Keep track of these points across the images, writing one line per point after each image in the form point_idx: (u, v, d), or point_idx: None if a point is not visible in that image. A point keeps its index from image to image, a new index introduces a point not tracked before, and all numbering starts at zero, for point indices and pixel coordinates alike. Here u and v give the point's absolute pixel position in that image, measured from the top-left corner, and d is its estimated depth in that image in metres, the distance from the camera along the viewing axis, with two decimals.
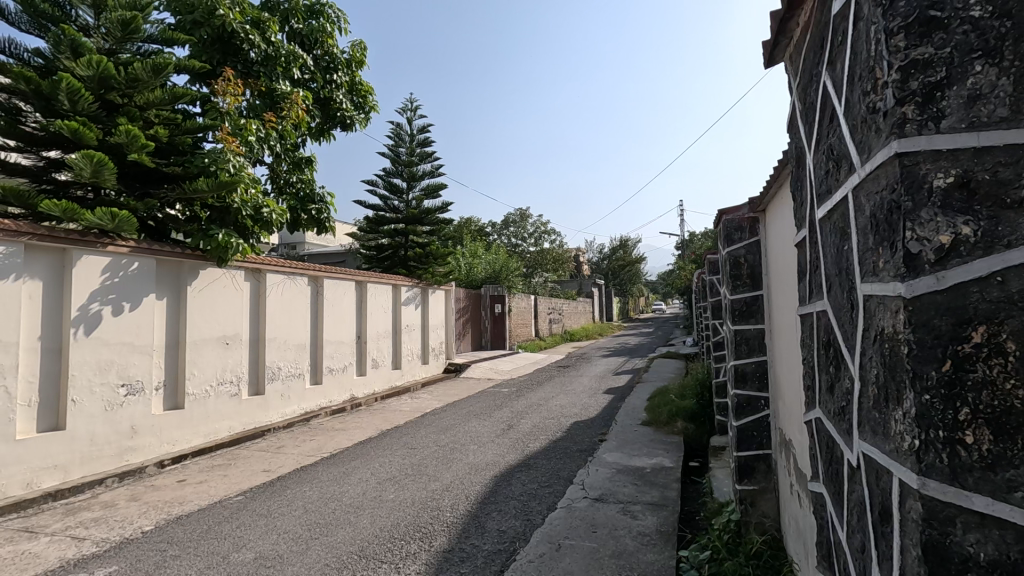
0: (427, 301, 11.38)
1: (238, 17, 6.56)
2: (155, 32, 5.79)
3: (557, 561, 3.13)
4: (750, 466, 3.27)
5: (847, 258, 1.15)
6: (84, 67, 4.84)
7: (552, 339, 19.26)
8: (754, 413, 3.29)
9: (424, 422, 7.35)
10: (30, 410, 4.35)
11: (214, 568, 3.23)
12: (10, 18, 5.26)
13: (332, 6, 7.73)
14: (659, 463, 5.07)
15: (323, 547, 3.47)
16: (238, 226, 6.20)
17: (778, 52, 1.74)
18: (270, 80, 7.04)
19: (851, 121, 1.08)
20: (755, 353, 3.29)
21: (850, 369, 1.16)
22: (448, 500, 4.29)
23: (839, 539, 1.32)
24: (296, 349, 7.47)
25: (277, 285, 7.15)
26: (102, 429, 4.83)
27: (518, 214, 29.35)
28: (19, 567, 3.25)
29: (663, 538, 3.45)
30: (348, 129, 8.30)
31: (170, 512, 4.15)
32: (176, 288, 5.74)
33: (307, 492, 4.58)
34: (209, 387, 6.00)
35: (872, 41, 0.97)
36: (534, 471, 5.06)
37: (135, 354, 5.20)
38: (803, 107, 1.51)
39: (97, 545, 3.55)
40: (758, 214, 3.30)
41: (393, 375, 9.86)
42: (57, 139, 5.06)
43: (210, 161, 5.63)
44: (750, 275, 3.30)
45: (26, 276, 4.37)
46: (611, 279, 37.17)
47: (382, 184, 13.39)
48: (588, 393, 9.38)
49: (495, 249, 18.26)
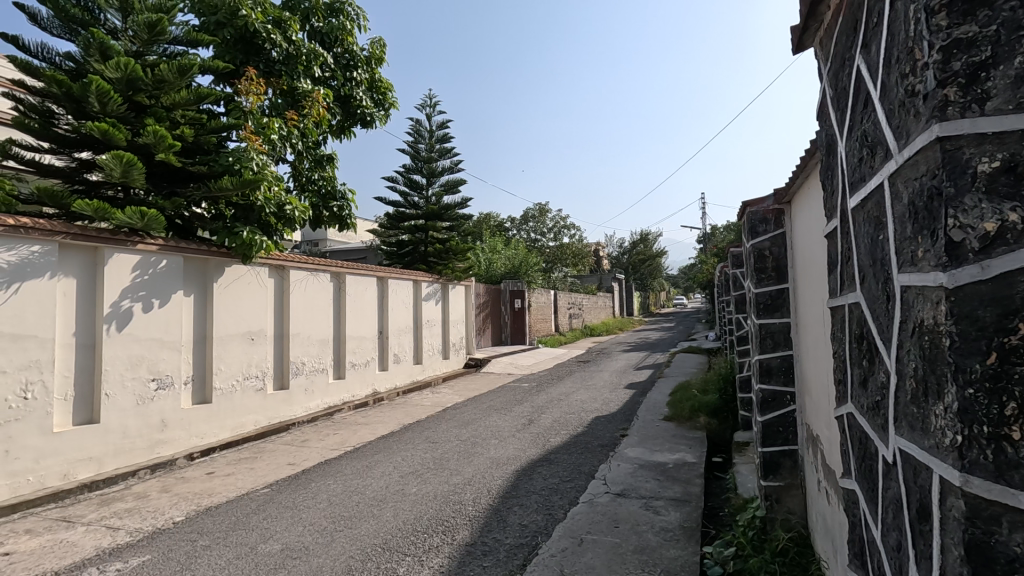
0: (448, 296, 11.43)
1: (260, 17, 6.64)
2: (180, 33, 5.88)
3: (579, 556, 3.12)
4: (776, 462, 3.22)
5: (882, 248, 1.11)
6: (113, 70, 4.95)
7: (572, 334, 19.20)
8: (780, 409, 3.24)
9: (446, 417, 7.39)
10: (66, 403, 4.49)
11: (242, 559, 3.29)
12: (42, 23, 5.42)
13: (351, 4, 7.78)
14: (682, 458, 5.02)
15: (347, 540, 3.52)
16: (261, 224, 6.32)
17: (807, 37, 1.70)
18: (292, 79, 7.10)
19: (888, 105, 1.04)
20: (781, 347, 3.23)
21: (886, 362, 1.12)
22: (470, 494, 4.31)
23: (874, 537, 1.29)
24: (319, 344, 7.57)
25: (301, 282, 7.24)
26: (134, 421, 4.97)
27: (538, 209, 29.36)
28: (59, 555, 3.37)
29: (686, 533, 3.42)
30: (368, 126, 8.36)
31: (200, 504, 4.25)
32: (203, 284, 5.86)
33: (332, 485, 4.65)
34: (235, 381, 6.12)
35: (911, 20, 0.93)
36: (555, 465, 5.06)
37: (164, 349, 5.33)
38: (834, 94, 1.46)
39: (131, 535, 3.66)
40: (783, 205, 3.23)
41: (415, 370, 9.95)
42: (88, 140, 5.20)
43: (234, 160, 5.74)
44: (775, 268, 3.25)
45: (60, 274, 4.51)
46: (631, 273, 36.89)
47: (402, 180, 13.50)
48: (609, 388, 9.34)
49: (515, 244, 18.27)
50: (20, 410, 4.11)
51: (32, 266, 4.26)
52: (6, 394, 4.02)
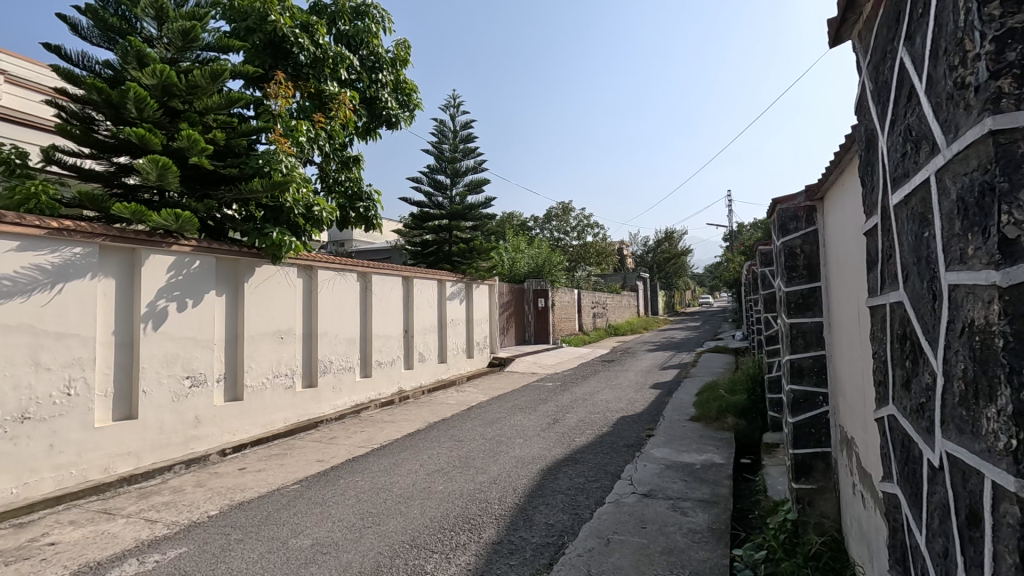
0: (472, 295, 11.48)
1: (288, 22, 6.78)
2: (212, 40, 6.03)
3: (606, 556, 3.11)
4: (808, 465, 3.15)
5: (928, 246, 1.08)
6: (149, 76, 5.11)
7: (597, 334, 19.11)
8: (811, 410, 3.17)
9: (471, 416, 7.43)
10: (106, 400, 4.65)
11: (274, 553, 3.36)
12: (83, 33, 5.63)
13: (377, 7, 7.88)
14: (709, 459, 4.96)
15: (376, 536, 3.57)
16: (290, 224, 6.43)
17: (845, 30, 1.66)
18: (319, 82, 7.22)
19: (935, 99, 1.01)
20: (813, 347, 3.17)
21: (932, 363, 1.09)
22: (496, 493, 4.33)
23: (917, 543, 1.26)
24: (347, 343, 7.68)
25: (329, 281, 7.36)
26: (169, 418, 5.12)
27: (561, 207, 29.28)
28: (101, 546, 3.49)
29: (715, 535, 3.37)
30: (393, 127, 8.46)
31: (233, 498, 4.36)
32: (233, 284, 6.00)
33: (360, 482, 4.72)
34: (265, 379, 6.26)
35: (961, 11, 0.90)
36: (581, 465, 5.05)
37: (198, 348, 5.47)
38: (874, 87, 1.43)
39: (169, 528, 3.78)
40: (816, 202, 3.16)
41: (439, 368, 10.03)
42: (126, 145, 5.38)
43: (264, 162, 5.86)
44: (807, 267, 3.18)
45: (100, 275, 4.67)
46: (656, 271, 36.44)
47: (427, 180, 13.64)
48: (634, 387, 9.27)
49: (539, 242, 18.24)
50: (63, 406, 4.28)
51: (74, 267, 4.43)
52: (51, 390, 4.19)
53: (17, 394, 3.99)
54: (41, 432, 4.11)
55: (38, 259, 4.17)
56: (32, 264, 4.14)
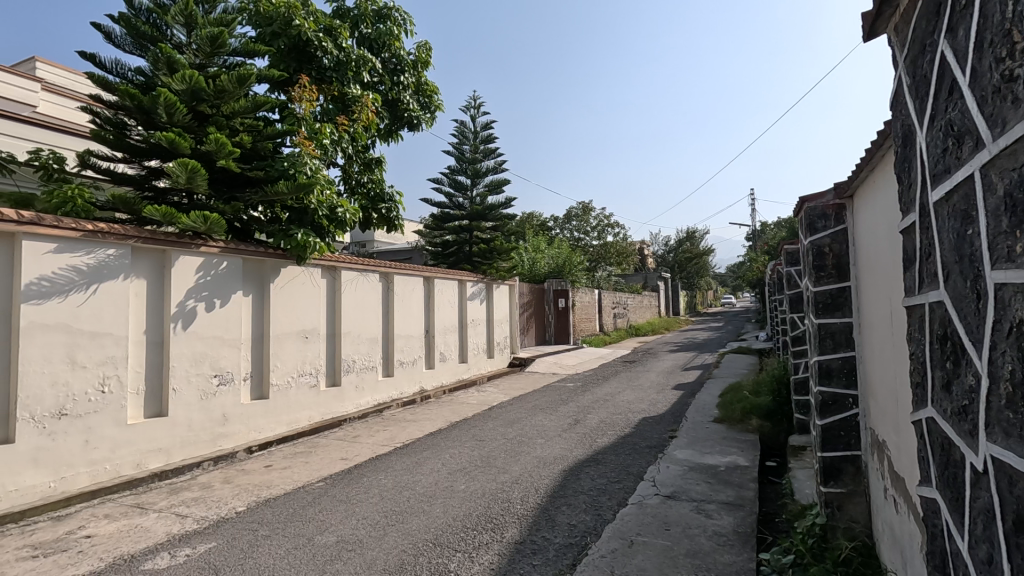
0: (492, 295, 11.51)
1: (312, 26, 6.89)
2: (239, 45, 6.14)
3: (630, 558, 3.09)
4: (837, 468, 3.09)
5: (971, 242, 1.05)
6: (179, 82, 5.24)
7: (618, 334, 18.99)
8: (840, 412, 3.12)
9: (492, 416, 7.45)
10: (138, 398, 4.78)
11: (300, 549, 3.42)
12: (116, 40, 5.80)
13: (399, 10, 7.96)
14: (734, 461, 4.89)
15: (399, 534, 3.60)
16: (315, 226, 6.55)
17: (879, 24, 1.62)
18: (342, 85, 7.32)
19: (979, 92, 0.99)
20: (842, 348, 3.10)
21: (977, 364, 1.06)
22: (518, 493, 4.33)
23: (959, 548, 1.23)
24: (370, 343, 7.76)
25: (352, 281, 7.45)
26: (198, 416, 5.24)
27: (581, 207, 29.16)
28: (135, 539, 3.59)
29: (741, 539, 3.32)
30: (415, 129, 8.53)
31: (260, 495, 4.45)
32: (259, 284, 6.12)
33: (383, 481, 4.77)
34: (290, 378, 6.37)
35: (1007, 4, 0.88)
36: (603, 466, 5.01)
37: (225, 347, 5.58)
38: (912, 81, 1.39)
39: (198, 523, 3.86)
40: (845, 200, 3.09)
41: (460, 368, 10.08)
42: (157, 150, 5.52)
43: (289, 164, 5.96)
44: (836, 266, 3.11)
45: (133, 276, 4.80)
46: (678, 271, 36.05)
47: (447, 181, 13.70)
48: (656, 388, 9.18)
49: (559, 242, 18.20)
50: (98, 403, 4.41)
51: (108, 268, 4.55)
52: (86, 387, 4.32)
53: (55, 391, 4.12)
54: (77, 428, 4.24)
55: (74, 261, 4.31)
56: (69, 266, 4.27)
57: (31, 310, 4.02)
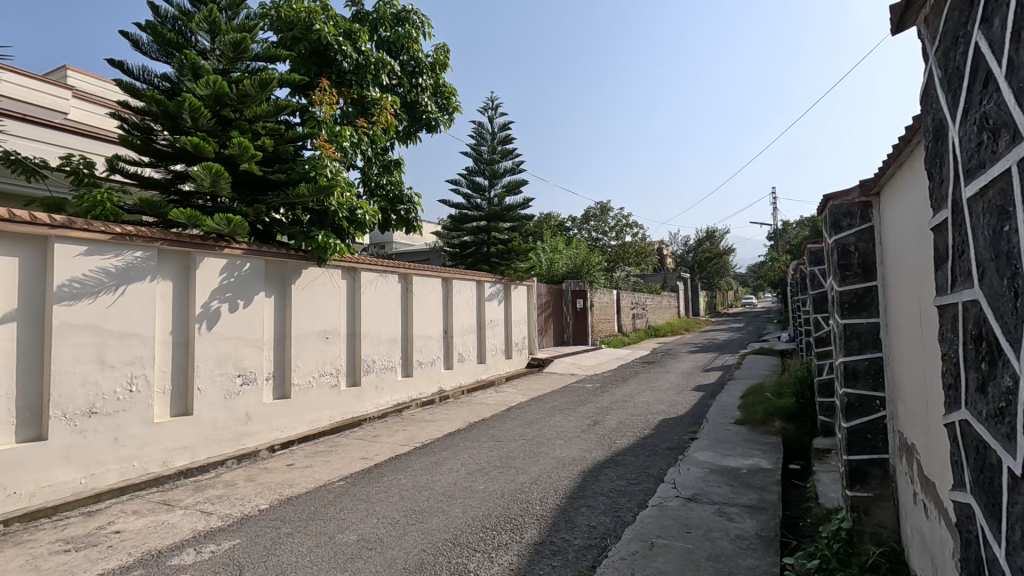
0: (510, 296, 11.52)
1: (332, 30, 6.97)
2: (260, 50, 6.24)
3: (650, 560, 3.06)
4: (864, 471, 3.02)
5: (1008, 239, 1.02)
6: (203, 87, 5.35)
7: (636, 335, 18.84)
8: (867, 414, 3.04)
9: (510, 416, 7.45)
10: (164, 397, 4.89)
11: (322, 547, 3.45)
12: (142, 48, 5.94)
13: (417, 12, 8.02)
14: (756, 464, 4.81)
15: (419, 533, 3.62)
16: (335, 228, 6.63)
17: (909, 17, 1.58)
18: (361, 88, 7.39)
19: (1017, 84, 0.95)
20: (869, 349, 3.03)
21: (1015, 365, 1.02)
22: (537, 493, 4.32)
23: (995, 555, 1.19)
24: (389, 343, 7.83)
25: (371, 283, 7.52)
26: (222, 414, 5.34)
27: (599, 207, 29.00)
28: (162, 535, 3.67)
29: (764, 542, 3.27)
30: (433, 130, 8.59)
31: (282, 493, 4.51)
32: (281, 285, 6.21)
33: (402, 480, 4.80)
34: (311, 378, 6.45)
35: None
36: (622, 467, 4.98)
37: (248, 347, 5.68)
38: (943, 74, 1.36)
39: (223, 520, 3.93)
40: (871, 197, 3.02)
41: (478, 369, 10.10)
42: (183, 154, 5.64)
43: (310, 167, 6.04)
44: (861, 265, 3.05)
45: (159, 277, 4.91)
46: (698, 271, 35.65)
47: (465, 183, 13.75)
48: (676, 389, 9.09)
49: (577, 243, 18.13)
50: (126, 401, 4.52)
51: (135, 270, 4.66)
52: (115, 386, 4.43)
53: (86, 390, 4.24)
54: (106, 426, 4.35)
55: (103, 263, 4.42)
56: (98, 268, 4.38)
57: (62, 311, 4.14)
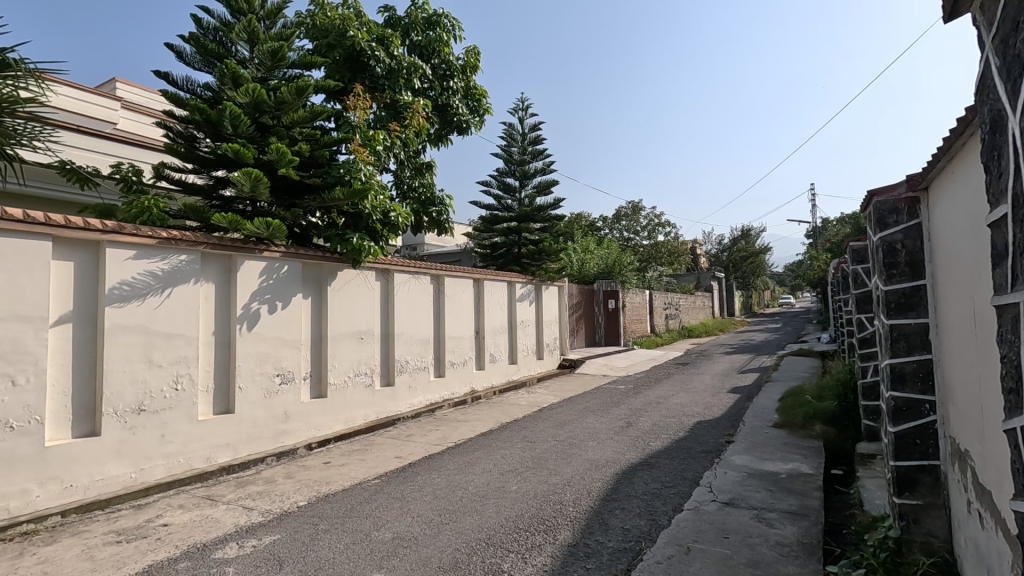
0: (541, 297, 11.50)
1: (365, 36, 7.10)
2: (297, 58, 6.40)
3: (687, 565, 3.01)
4: (912, 478, 2.90)
5: None
6: (243, 96, 5.52)
7: (669, 336, 18.56)
8: (916, 419, 2.92)
9: (542, 417, 7.44)
10: (208, 395, 5.06)
11: (358, 544, 3.51)
12: (186, 59, 6.17)
13: (448, 16, 8.09)
14: (796, 468, 4.68)
15: (453, 532, 3.65)
16: (369, 230, 6.75)
17: (963, 4, 1.52)
18: (394, 92, 7.50)
19: None
20: (917, 351, 2.91)
21: None
22: (570, 495, 4.30)
23: None
24: (422, 343, 7.91)
25: (404, 284, 7.62)
26: (262, 413, 5.49)
27: (630, 207, 28.68)
28: (206, 529, 3.79)
29: (806, 550, 3.17)
30: (464, 133, 8.66)
31: (319, 490, 4.61)
32: (318, 287, 6.35)
33: (436, 479, 4.85)
34: (347, 377, 6.57)
35: None
36: (656, 470, 4.91)
37: (286, 347, 5.82)
38: (1002, 62, 1.30)
39: (263, 515, 4.05)
40: (919, 192, 2.90)
41: (510, 369, 10.12)
42: (224, 160, 5.83)
43: (345, 171, 6.15)
44: (909, 263, 2.93)
45: (202, 280, 5.08)
46: (733, 271, 34.84)
47: (496, 184, 13.80)
48: (711, 391, 8.91)
49: (608, 243, 17.97)
50: (172, 399, 4.70)
51: (181, 273, 4.85)
52: (162, 385, 4.62)
53: (135, 388, 4.42)
54: (154, 423, 4.54)
55: (151, 267, 4.60)
56: (146, 272, 4.57)
57: (113, 312, 4.33)
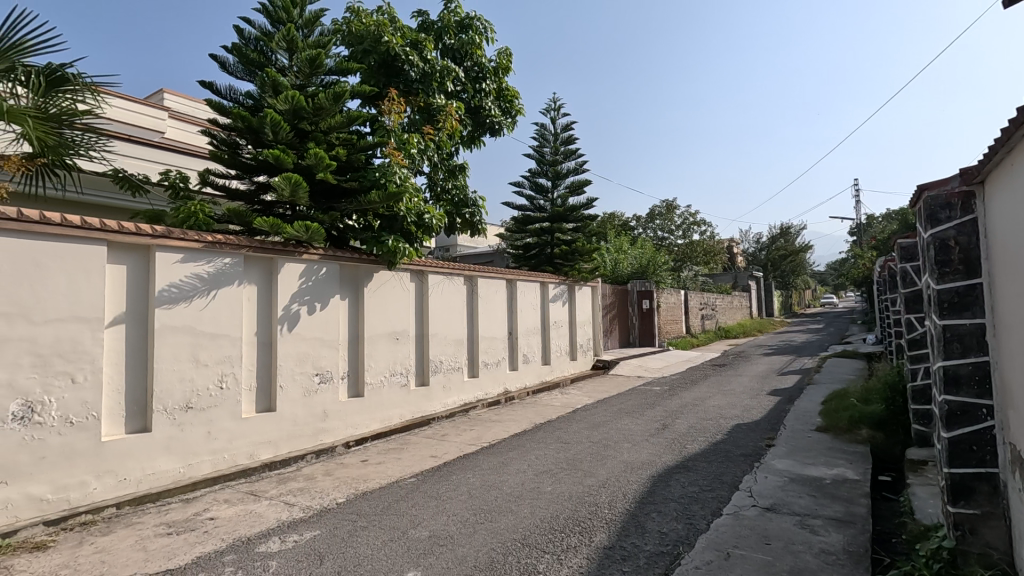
0: (574, 297, 11.44)
1: (399, 41, 7.21)
2: (334, 64, 6.54)
3: (727, 571, 2.94)
4: (968, 487, 2.76)
5: None
6: (283, 102, 5.69)
7: (706, 337, 18.20)
8: (971, 424, 2.78)
9: (576, 418, 7.40)
10: (250, 394, 5.22)
11: (395, 542, 3.57)
12: (229, 69, 6.39)
13: (480, 18, 8.14)
14: (841, 474, 4.52)
15: (488, 532, 3.66)
16: (404, 232, 6.85)
17: None
18: (427, 95, 7.59)
19: None
20: (972, 353, 2.78)
21: None
22: (605, 497, 4.27)
23: None
24: (455, 344, 7.98)
25: (438, 285, 7.70)
26: (302, 411, 5.63)
27: (664, 206, 28.25)
28: (249, 523, 3.92)
29: (853, 559, 3.06)
30: (496, 134, 8.70)
31: (357, 488, 4.70)
32: (354, 289, 6.48)
33: (471, 479, 4.88)
34: (383, 377, 6.68)
35: None
36: (694, 473, 4.82)
37: (325, 347, 5.96)
38: None
39: (304, 511, 4.15)
40: (974, 186, 2.77)
41: (543, 370, 10.11)
42: (264, 166, 6.01)
43: (381, 174, 6.24)
44: (963, 260, 2.79)
45: (245, 282, 5.26)
46: (772, 270, 33.90)
47: (528, 185, 13.81)
48: (750, 393, 8.70)
49: (642, 243, 17.75)
50: (218, 397, 4.87)
51: (225, 276, 5.02)
52: (208, 383, 4.79)
53: (183, 386, 4.60)
54: (201, 420, 4.71)
55: (197, 270, 4.78)
56: (193, 275, 4.75)
57: (162, 313, 4.51)
